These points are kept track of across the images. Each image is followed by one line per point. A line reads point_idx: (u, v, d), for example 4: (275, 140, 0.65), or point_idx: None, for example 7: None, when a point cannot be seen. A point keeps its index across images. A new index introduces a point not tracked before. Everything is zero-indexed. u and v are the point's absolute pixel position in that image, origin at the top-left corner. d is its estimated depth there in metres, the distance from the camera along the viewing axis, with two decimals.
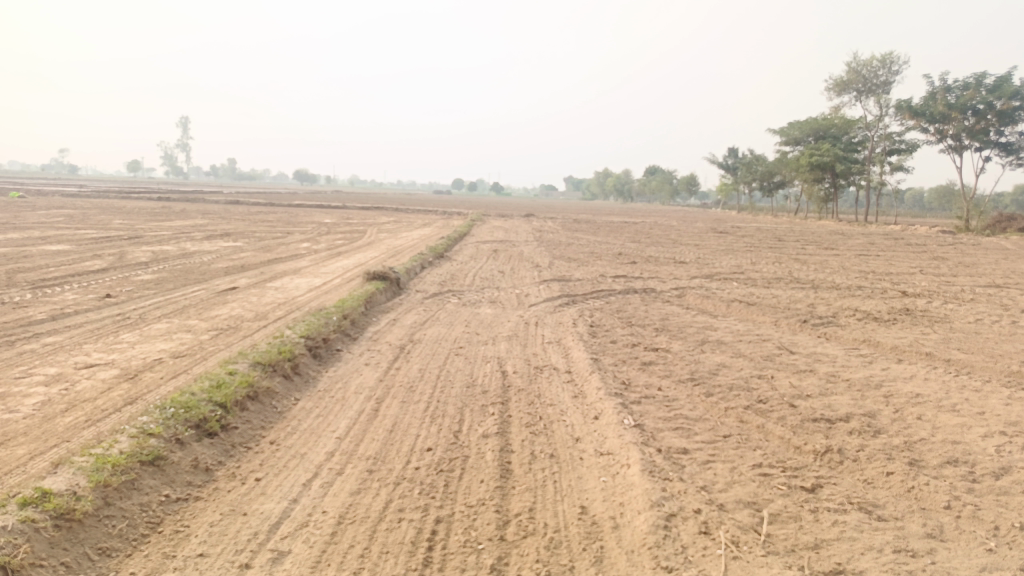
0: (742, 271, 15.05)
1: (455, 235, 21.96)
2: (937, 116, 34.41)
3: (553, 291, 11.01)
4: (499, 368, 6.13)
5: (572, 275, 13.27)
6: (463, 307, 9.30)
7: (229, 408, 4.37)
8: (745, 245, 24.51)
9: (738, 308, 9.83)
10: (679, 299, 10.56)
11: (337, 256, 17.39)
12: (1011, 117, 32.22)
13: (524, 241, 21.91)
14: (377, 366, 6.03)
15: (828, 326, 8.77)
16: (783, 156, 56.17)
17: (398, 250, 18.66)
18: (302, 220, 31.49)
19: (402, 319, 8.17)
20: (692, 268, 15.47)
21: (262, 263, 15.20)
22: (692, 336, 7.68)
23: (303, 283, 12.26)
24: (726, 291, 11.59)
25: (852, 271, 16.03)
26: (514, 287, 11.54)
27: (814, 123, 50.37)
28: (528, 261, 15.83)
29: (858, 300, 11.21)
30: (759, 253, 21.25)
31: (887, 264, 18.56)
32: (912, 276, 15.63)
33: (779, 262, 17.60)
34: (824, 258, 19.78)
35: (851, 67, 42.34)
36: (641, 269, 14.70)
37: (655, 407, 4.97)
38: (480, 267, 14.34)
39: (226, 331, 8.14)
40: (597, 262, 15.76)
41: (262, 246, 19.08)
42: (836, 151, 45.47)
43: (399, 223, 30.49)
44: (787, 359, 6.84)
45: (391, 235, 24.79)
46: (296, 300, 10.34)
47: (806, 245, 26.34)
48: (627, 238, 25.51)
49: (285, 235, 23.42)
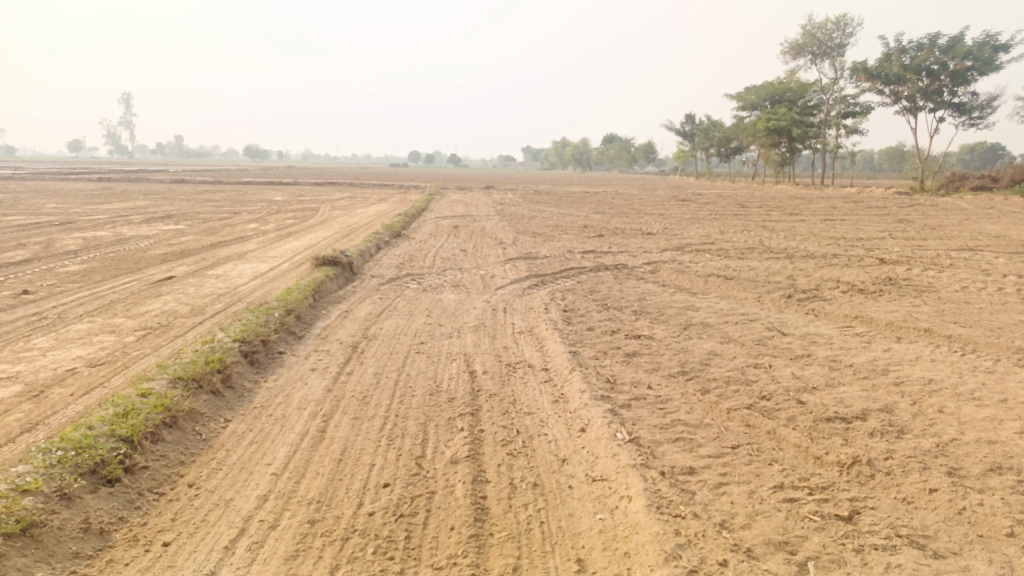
0: (712, 241, 14.50)
1: (412, 210, 20.99)
2: (892, 78, 34.36)
3: (519, 271, 10.27)
4: (466, 368, 5.39)
5: (539, 251, 12.54)
6: (423, 293, 8.51)
7: (136, 444, 3.55)
8: (710, 213, 24.04)
9: (716, 284, 9.23)
10: (654, 275, 9.92)
11: (287, 237, 16.31)
12: (964, 77, 32.32)
13: (485, 215, 21.05)
14: (325, 372, 5.23)
15: (814, 301, 8.23)
16: (740, 121, 55.99)
17: (353, 229, 17.66)
18: (251, 199, 30.03)
19: (356, 311, 7.34)
20: (661, 240, 14.86)
21: (204, 248, 14.10)
22: (675, 319, 7.03)
23: (248, 270, 11.28)
24: (700, 264, 11.00)
25: (823, 238, 15.62)
26: (477, 267, 10.76)
27: (770, 87, 50.18)
28: (491, 237, 15.02)
29: (837, 270, 10.73)
30: (725, 220, 20.81)
31: (855, 228, 18.22)
32: (884, 240, 15.29)
33: (748, 230, 17.13)
34: (791, 224, 19.40)
35: (806, 30, 42.06)
36: (609, 243, 14.04)
37: (650, 414, 4.29)
38: (440, 246, 13.50)
39: (156, 331, 7.19)
40: (563, 237, 15.05)
41: (207, 229, 17.86)
42: (793, 115, 45.38)
43: (354, 200, 29.33)
44: (781, 342, 6.24)
45: (344, 212, 23.64)
46: (239, 290, 9.41)
47: (769, 211, 26.06)
48: (590, 209, 24.83)
49: (232, 215, 22.14)
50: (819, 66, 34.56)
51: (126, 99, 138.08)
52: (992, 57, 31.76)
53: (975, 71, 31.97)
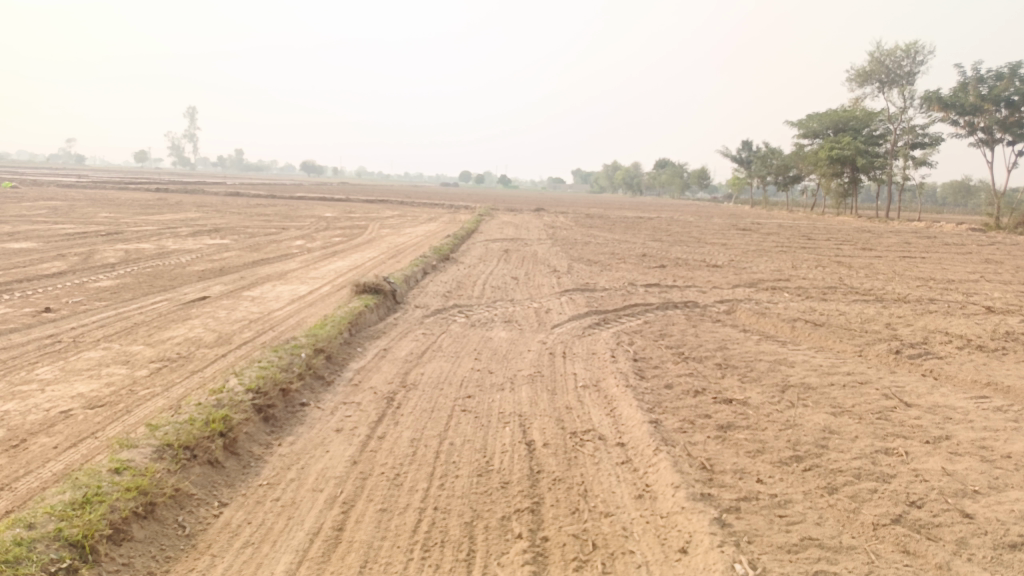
0: (786, 278, 13.26)
1: (462, 232, 20.21)
2: (968, 108, 32.40)
3: (577, 306, 9.27)
4: (523, 436, 4.39)
5: (597, 283, 11.52)
6: (471, 329, 7.57)
7: (89, 551, 2.67)
8: (775, 244, 22.62)
9: (805, 332, 8.05)
10: (730, 318, 8.80)
11: (332, 256, 15.67)
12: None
13: (537, 239, 20.15)
14: (353, 434, 4.30)
15: (927, 358, 6.99)
16: (801, 149, 54.17)
17: (400, 250, 16.94)
18: (300, 214, 29.80)
19: (395, 350, 6.43)
20: (730, 274, 13.67)
21: (245, 265, 13.52)
22: (768, 378, 5.93)
23: (286, 292, 10.55)
24: (780, 306, 9.82)
25: (908, 278, 14.20)
26: (531, 299, 9.80)
27: (834, 115, 48.36)
28: (544, 264, 14.07)
29: (940, 319, 9.40)
30: (793, 253, 19.46)
31: (942, 269, 16.64)
32: (978, 284, 13.77)
33: (822, 266, 15.78)
34: (868, 261, 17.91)
35: (874, 57, 40.31)
36: (673, 275, 12.93)
37: (771, 529, 3.23)
38: (490, 272, 12.59)
39: (172, 364, 6.40)
40: (621, 267, 14.00)
41: (252, 245, 17.39)
42: (857, 144, 43.48)
43: (403, 218, 28.84)
44: (909, 416, 5.07)
45: (393, 231, 23.04)
46: (273, 316, 8.64)
47: (838, 244, 24.54)
48: (646, 237, 23.67)
49: (279, 231, 21.74)
50: (888, 95, 32.89)
51: (191, 113, 142.47)
52: None
53: None
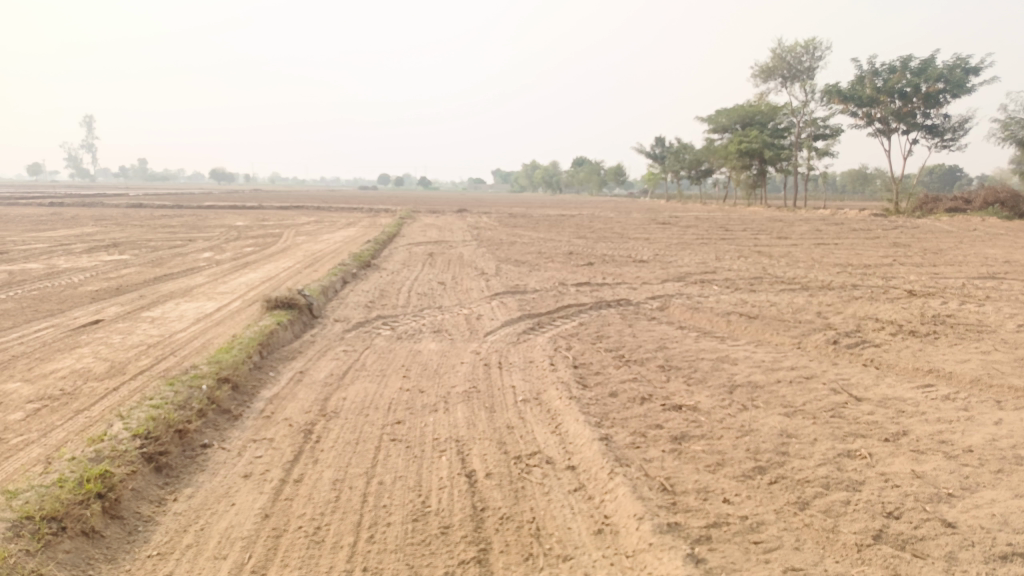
0: (713, 270, 13.22)
1: (382, 236, 19.48)
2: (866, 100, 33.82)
3: (508, 310, 8.83)
4: (463, 467, 3.90)
5: (525, 284, 11.12)
6: (397, 342, 7.00)
7: None
8: (696, 237, 22.86)
9: (742, 326, 7.87)
10: (665, 315, 8.55)
11: (243, 268, 14.70)
12: (936, 99, 31.86)
13: (460, 241, 19.62)
14: (264, 479, 3.71)
15: (865, 347, 6.89)
16: (712, 143, 55.61)
17: (317, 258, 16.10)
18: (209, 224, 28.28)
19: (313, 373, 5.80)
20: (658, 268, 13.54)
21: (146, 282, 12.45)
22: (715, 379, 5.64)
23: (191, 311, 9.67)
24: (713, 300, 9.67)
25: (828, 265, 14.43)
26: (459, 305, 9.30)
27: (741, 109, 49.83)
28: (469, 267, 13.58)
29: (867, 305, 9.44)
30: (715, 245, 19.65)
31: (856, 254, 17.08)
32: (893, 268, 14.13)
33: (745, 257, 15.92)
34: (786, 250, 18.23)
35: (777, 52, 41.67)
36: (602, 273, 12.69)
37: (749, 563, 2.86)
38: (414, 278, 12.01)
39: (52, 402, 5.58)
40: (549, 266, 13.66)
41: (155, 259, 16.18)
42: (765, 137, 44.91)
43: (320, 224, 27.76)
44: (864, 412, 4.86)
45: (309, 238, 22.06)
46: (175, 339, 7.82)
47: (756, 234, 25.10)
48: (570, 234, 23.52)
49: (186, 243, 20.42)
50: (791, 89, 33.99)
51: (87, 121, 134.60)
52: (964, 79, 31.33)
53: (947, 93, 31.46)
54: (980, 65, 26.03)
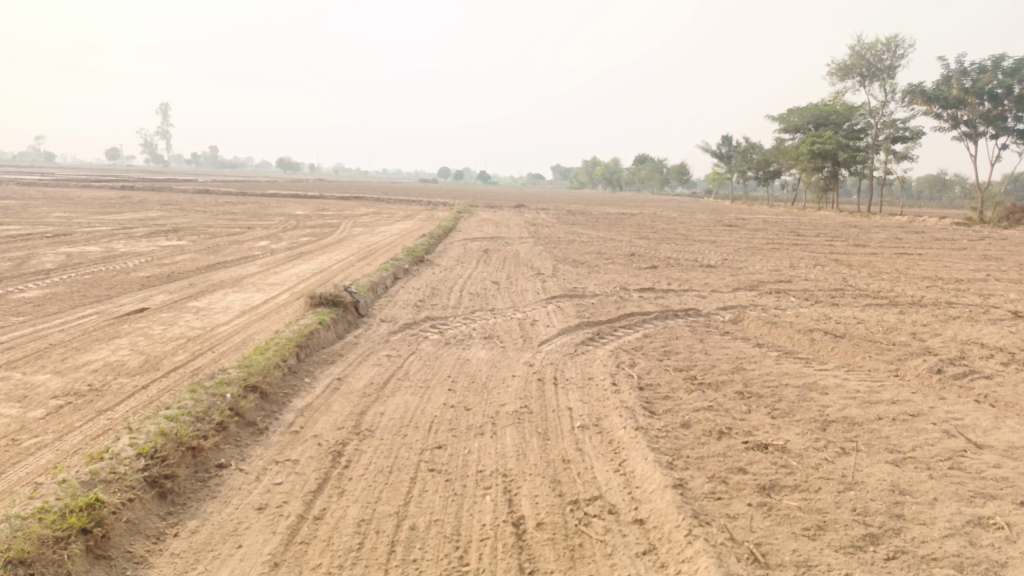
0: (787, 279, 12.30)
1: (439, 230, 19.08)
2: (951, 102, 31.80)
3: (566, 316, 8.21)
4: (510, 513, 3.31)
5: (584, 288, 10.49)
6: (445, 348, 6.47)
7: None
8: (765, 242, 21.73)
9: (827, 346, 7.05)
10: (738, 329, 7.80)
11: (297, 258, 14.48)
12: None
13: (518, 238, 19.07)
14: (279, 515, 3.20)
15: (974, 378, 6.03)
16: (781, 143, 53.59)
17: (371, 251, 15.78)
18: (270, 212, 28.51)
19: (351, 381, 5.30)
20: (726, 275, 12.69)
21: (198, 270, 12.30)
22: (803, 412, 4.90)
23: (238, 302, 9.37)
24: (790, 313, 8.85)
25: (913, 279, 13.32)
26: (514, 308, 8.73)
27: (814, 109, 47.82)
28: (526, 266, 13.01)
29: (967, 326, 8.45)
30: (786, 251, 18.59)
31: (943, 267, 15.81)
32: (988, 284, 12.93)
33: (820, 265, 14.89)
34: (865, 259, 17.04)
35: (855, 50, 39.69)
36: (666, 278, 11.94)
37: None
38: (468, 276, 11.51)
39: (77, 399, 5.23)
40: (609, 268, 12.98)
41: (212, 246, 16.14)
42: (839, 139, 42.90)
43: (378, 216, 27.63)
44: (989, 465, 4.07)
45: (366, 229, 21.87)
46: (217, 334, 7.47)
47: (828, 241, 23.78)
48: (632, 234, 22.70)
49: (244, 231, 20.45)
50: (870, 89, 32.24)
51: (164, 108, 139.44)
52: None
53: None
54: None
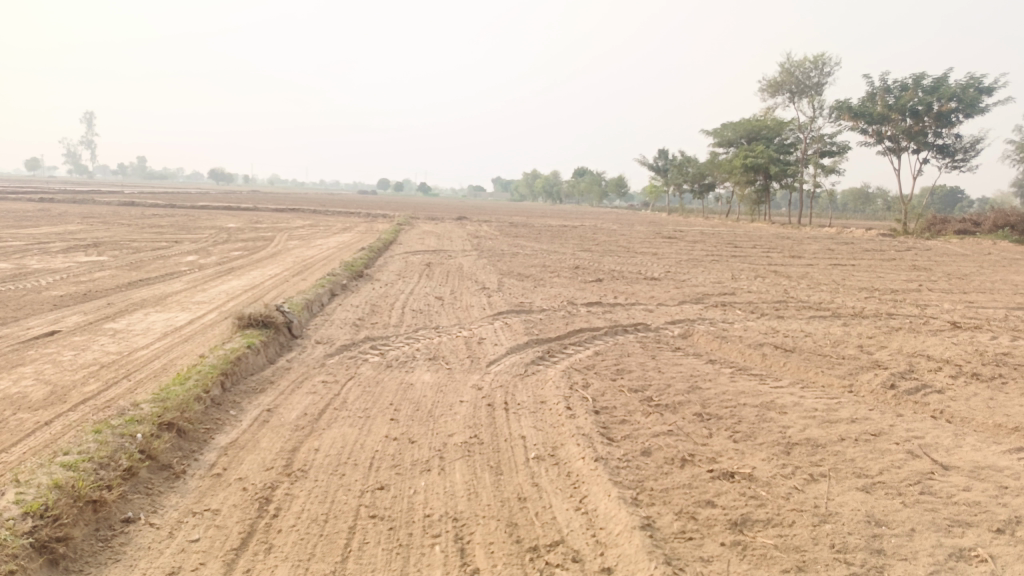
0: (731, 291, 12.30)
1: (378, 243, 18.56)
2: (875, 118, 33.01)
3: (513, 333, 7.90)
4: (462, 567, 2.94)
5: (531, 303, 10.19)
6: (387, 372, 6.05)
7: None
8: (705, 253, 21.96)
9: (779, 361, 6.93)
10: (689, 344, 7.62)
11: (228, 274, 13.75)
12: (948, 119, 31.01)
13: (460, 251, 18.70)
14: None
15: (928, 393, 5.96)
16: (716, 157, 54.85)
17: (308, 265, 15.15)
18: (200, 225, 27.36)
19: (282, 413, 4.84)
20: (671, 287, 12.62)
21: (118, 287, 11.49)
22: (765, 435, 4.69)
23: (160, 323, 8.71)
24: (739, 327, 8.74)
25: (851, 290, 13.52)
26: (459, 325, 8.36)
27: (747, 123, 49.11)
28: (469, 280, 12.65)
29: (911, 338, 8.50)
30: (727, 262, 18.74)
31: (877, 278, 16.17)
32: (923, 294, 13.21)
33: (761, 277, 15.01)
34: (802, 270, 17.31)
35: (784, 67, 40.93)
36: (613, 291, 11.76)
37: None
38: (410, 291, 11.08)
39: None
40: (555, 282, 12.75)
41: (135, 262, 15.22)
42: (770, 152, 44.10)
43: (315, 229, 26.84)
44: (959, 489, 3.92)
45: (302, 243, 21.14)
46: (135, 359, 6.85)
47: (765, 252, 24.20)
48: (574, 246, 22.59)
49: (172, 245, 19.46)
50: (799, 105, 33.19)
51: (89, 117, 133.85)
52: (977, 99, 30.50)
53: (960, 113, 30.60)
54: (994, 85, 25.19)
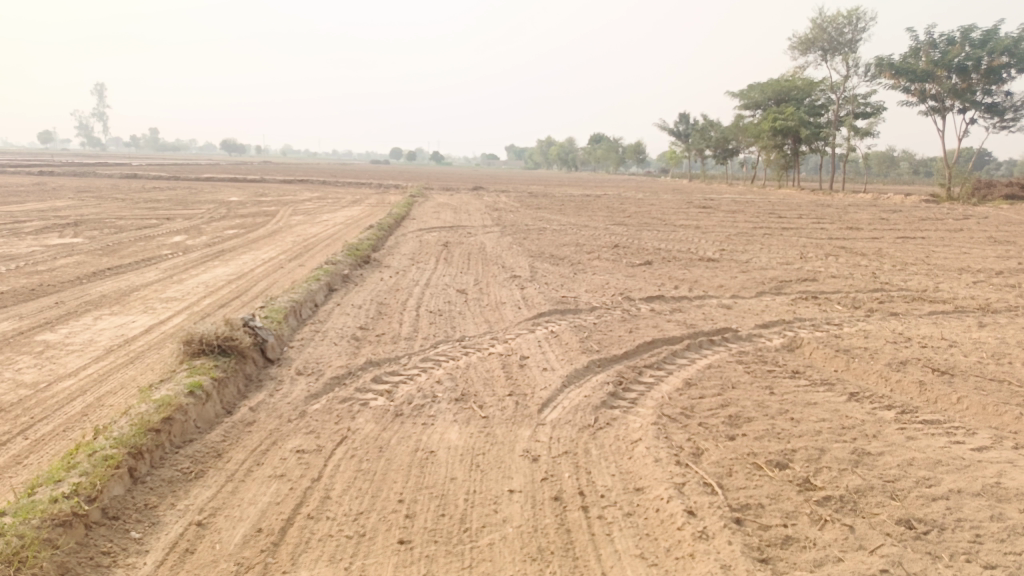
0: (812, 277, 10.17)
1: (389, 219, 16.54)
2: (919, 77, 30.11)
3: (566, 348, 5.91)
4: None
5: (575, 297, 8.20)
6: (395, 431, 4.08)
7: None
8: (751, 226, 19.71)
9: (950, 398, 4.89)
10: (806, 366, 5.61)
11: (215, 259, 11.84)
12: (998, 75, 28.08)
13: (480, 226, 16.62)
14: None
15: None
16: (741, 120, 51.92)
17: (309, 247, 13.22)
18: (201, 199, 25.48)
19: (218, 533, 2.91)
20: (736, 272, 10.54)
21: (78, 280, 9.59)
22: None
23: (110, 333, 6.81)
24: (854, 334, 6.69)
25: (947, 272, 11.33)
26: (491, 335, 6.39)
27: (775, 84, 46.16)
28: (495, 265, 10.65)
29: None
30: (781, 237, 16.54)
31: (963, 255, 13.89)
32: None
33: (832, 256, 12.84)
34: (872, 246, 15.06)
35: (815, 23, 37.95)
36: (669, 279, 9.70)
37: None
38: (425, 282, 9.09)
39: None
40: (596, 266, 10.72)
41: (112, 244, 13.34)
42: (801, 115, 41.22)
43: (322, 202, 24.89)
44: None
45: (308, 218, 19.19)
46: (50, 398, 4.95)
47: (812, 222, 21.91)
48: (604, 219, 20.41)
49: (163, 222, 17.58)
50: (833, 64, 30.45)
51: (100, 88, 131.98)
52: None
53: (1012, 68, 27.67)
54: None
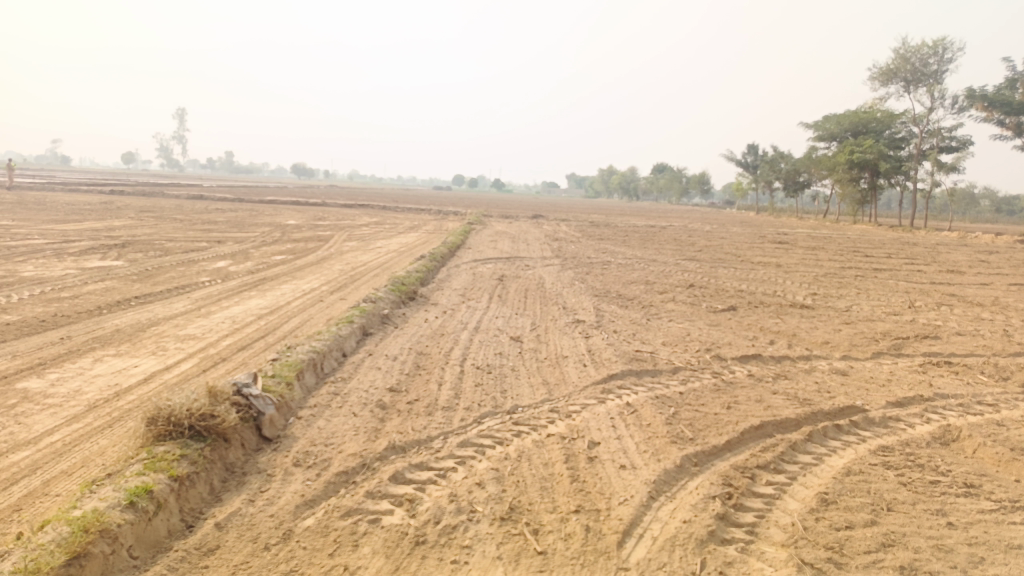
0: (933, 335, 8.47)
1: (443, 248, 15.46)
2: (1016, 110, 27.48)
3: (649, 432, 4.56)
4: None
5: (651, 353, 6.81)
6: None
7: None
8: (838, 265, 17.84)
9: None
10: (982, 476, 4.10)
11: (252, 289, 10.91)
12: None
13: (539, 258, 15.35)
14: None
15: None
16: (814, 151, 49.47)
17: (354, 277, 12.21)
18: (258, 221, 25.11)
19: None
20: (839, 324, 8.93)
21: (98, 310, 8.74)
22: None
23: (103, 380, 5.80)
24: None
25: None
26: (551, 405, 5.08)
27: (853, 115, 43.74)
28: (555, 307, 9.35)
29: None
30: (877, 280, 14.66)
31: None
32: None
33: (946, 307, 11.00)
34: (987, 295, 13.09)
35: (898, 51, 35.62)
36: (761, 331, 8.20)
37: None
38: (475, 326, 7.85)
39: None
40: (672, 311, 9.30)
41: (151, 269, 12.61)
42: (881, 148, 38.50)
43: (377, 227, 24.16)
44: None
45: (360, 245, 18.31)
46: None
47: (904, 263, 19.77)
48: (673, 253, 18.85)
49: (210, 245, 16.97)
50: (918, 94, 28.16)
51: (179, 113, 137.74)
52: None
53: None
54: None
